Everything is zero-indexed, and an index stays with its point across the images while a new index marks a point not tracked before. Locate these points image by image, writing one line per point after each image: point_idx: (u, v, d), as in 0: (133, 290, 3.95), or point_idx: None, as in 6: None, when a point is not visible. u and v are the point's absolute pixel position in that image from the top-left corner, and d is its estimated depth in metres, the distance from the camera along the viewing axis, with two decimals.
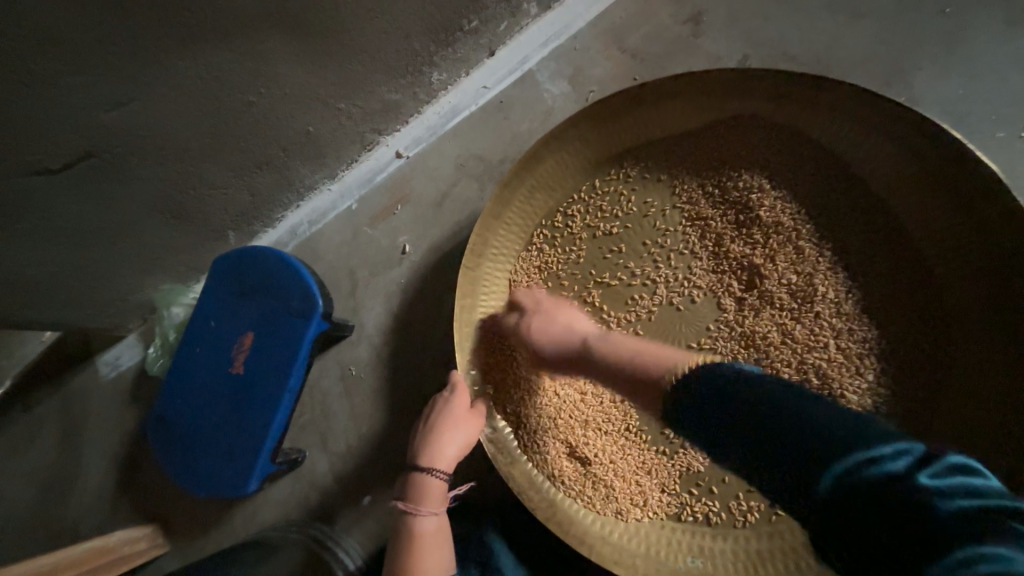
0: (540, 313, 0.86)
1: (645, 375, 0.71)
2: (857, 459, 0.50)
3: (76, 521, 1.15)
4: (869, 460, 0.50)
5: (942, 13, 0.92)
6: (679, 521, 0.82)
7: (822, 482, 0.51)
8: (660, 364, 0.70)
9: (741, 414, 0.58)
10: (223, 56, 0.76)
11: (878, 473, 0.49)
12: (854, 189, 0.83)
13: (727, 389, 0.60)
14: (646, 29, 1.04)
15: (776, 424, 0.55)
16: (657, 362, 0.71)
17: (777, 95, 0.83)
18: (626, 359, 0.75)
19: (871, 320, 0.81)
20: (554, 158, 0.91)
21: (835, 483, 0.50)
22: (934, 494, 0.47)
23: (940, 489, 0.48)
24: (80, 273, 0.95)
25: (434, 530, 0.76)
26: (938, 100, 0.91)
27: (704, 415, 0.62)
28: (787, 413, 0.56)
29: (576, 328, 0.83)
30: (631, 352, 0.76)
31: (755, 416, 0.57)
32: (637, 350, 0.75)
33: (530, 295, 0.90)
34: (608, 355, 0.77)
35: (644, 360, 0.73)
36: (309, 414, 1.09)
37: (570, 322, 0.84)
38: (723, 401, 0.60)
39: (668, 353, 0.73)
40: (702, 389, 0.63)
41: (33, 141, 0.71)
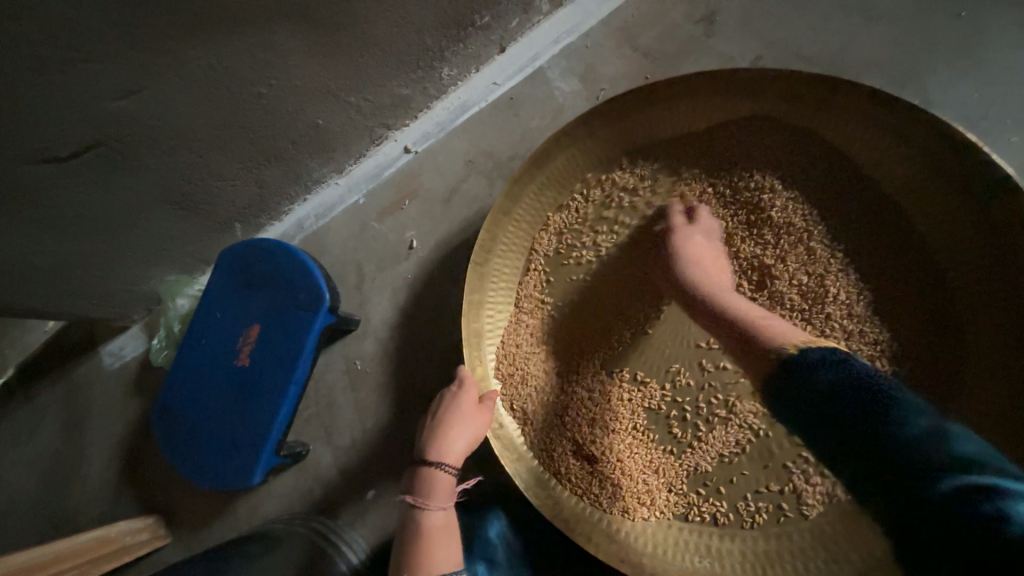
0: (698, 236, 0.85)
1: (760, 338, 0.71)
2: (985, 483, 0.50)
3: (77, 511, 1.15)
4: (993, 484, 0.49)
5: (957, 16, 0.92)
6: (686, 521, 0.82)
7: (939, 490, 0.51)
8: (780, 337, 0.70)
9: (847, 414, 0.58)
10: (235, 46, 0.76)
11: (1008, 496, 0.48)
12: (866, 192, 0.83)
13: (817, 376, 0.62)
14: (659, 28, 1.04)
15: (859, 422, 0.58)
16: (782, 334, 0.70)
17: (789, 97, 0.83)
18: (747, 314, 0.75)
19: (883, 323, 0.81)
20: (565, 155, 0.91)
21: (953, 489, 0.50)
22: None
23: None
24: (86, 263, 0.95)
25: (442, 524, 0.75)
26: (952, 104, 0.90)
27: (813, 405, 0.61)
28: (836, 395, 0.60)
29: (717, 278, 0.82)
30: (750, 314, 0.75)
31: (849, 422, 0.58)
32: (761, 316, 0.75)
33: (706, 218, 0.87)
34: (730, 309, 0.77)
35: (766, 327, 0.72)
36: (314, 408, 1.09)
37: (714, 263, 0.84)
38: (839, 403, 0.59)
39: (788, 330, 0.72)
40: (832, 374, 0.61)
41: (42, 128, 0.70)
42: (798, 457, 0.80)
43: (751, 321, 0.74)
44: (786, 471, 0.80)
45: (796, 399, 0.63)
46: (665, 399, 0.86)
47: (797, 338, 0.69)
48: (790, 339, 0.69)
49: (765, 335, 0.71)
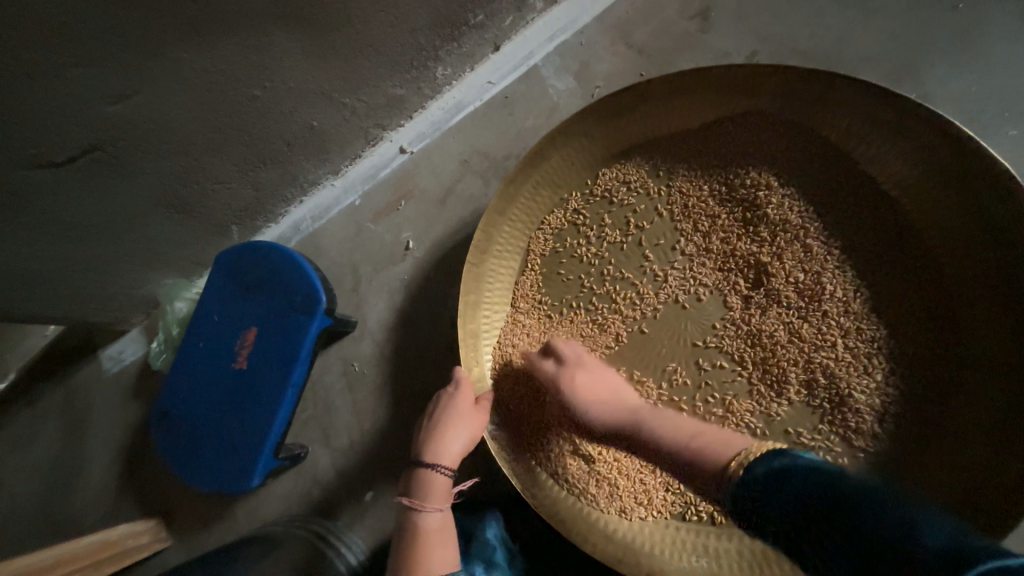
0: (580, 368, 0.83)
1: (709, 465, 0.69)
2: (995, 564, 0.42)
3: (79, 515, 1.15)
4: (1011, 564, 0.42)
5: (954, 8, 0.91)
6: (683, 520, 0.82)
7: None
8: (722, 450, 0.69)
9: (837, 521, 0.50)
10: (228, 49, 0.75)
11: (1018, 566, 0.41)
12: (863, 188, 0.82)
13: (790, 471, 0.58)
14: (653, 25, 1.03)
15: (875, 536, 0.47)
16: (719, 448, 0.69)
17: (785, 93, 0.82)
18: (688, 439, 0.74)
19: (880, 319, 0.81)
20: (560, 154, 0.91)
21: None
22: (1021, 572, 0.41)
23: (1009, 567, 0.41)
24: (84, 267, 0.95)
25: (439, 526, 0.75)
26: (949, 98, 0.90)
27: (763, 491, 0.59)
28: (822, 489, 0.53)
29: (625, 401, 0.81)
30: (683, 438, 0.74)
31: (844, 516, 0.50)
32: (693, 435, 0.74)
33: (568, 347, 0.86)
34: (665, 438, 0.77)
35: (701, 443, 0.72)
36: (312, 410, 1.09)
37: (610, 392, 0.82)
38: (792, 490, 0.56)
39: (722, 437, 0.72)
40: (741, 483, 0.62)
41: (38, 134, 0.70)
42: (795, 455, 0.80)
43: (688, 450, 0.73)
44: None
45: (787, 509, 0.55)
46: (662, 399, 0.85)
47: (737, 445, 0.69)
48: (731, 449, 0.68)
49: (707, 456, 0.70)
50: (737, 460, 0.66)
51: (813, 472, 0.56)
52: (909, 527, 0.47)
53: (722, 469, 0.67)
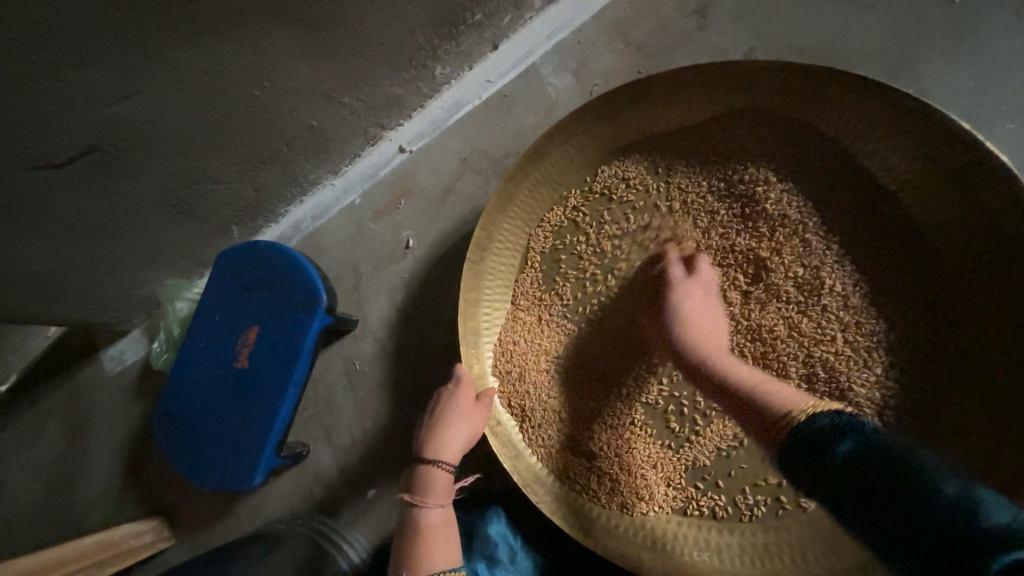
0: (698, 288, 0.84)
1: (767, 408, 0.67)
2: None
3: (82, 514, 1.15)
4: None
5: (951, 3, 0.91)
6: (685, 515, 0.82)
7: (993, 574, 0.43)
8: (786, 403, 0.66)
9: (871, 477, 0.52)
10: (226, 49, 0.75)
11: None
12: (861, 183, 0.83)
13: (847, 448, 0.56)
14: (652, 22, 1.03)
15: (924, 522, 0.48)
16: (787, 401, 0.67)
17: (783, 89, 0.82)
18: (751, 388, 0.72)
19: (879, 313, 0.81)
20: (558, 151, 0.91)
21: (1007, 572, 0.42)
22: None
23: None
24: (85, 268, 0.95)
25: (440, 522, 0.75)
26: (947, 92, 0.90)
27: (827, 461, 0.56)
28: (869, 462, 0.53)
29: (716, 338, 0.81)
30: (756, 380, 0.73)
31: (886, 486, 0.51)
32: (761, 380, 0.73)
33: (705, 265, 0.86)
34: (735, 379, 0.74)
35: (767, 390, 0.70)
36: (314, 409, 1.09)
37: (709, 319, 0.83)
38: (844, 461, 0.55)
39: (790, 392, 0.69)
40: (838, 435, 0.57)
41: (38, 135, 0.71)
42: None
43: (755, 390, 0.71)
44: None
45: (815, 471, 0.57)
46: (663, 394, 0.86)
47: (807, 402, 0.65)
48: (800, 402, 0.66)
49: (771, 404, 0.67)
50: (805, 411, 0.64)
51: (882, 460, 0.53)
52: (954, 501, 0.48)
53: (779, 416, 0.65)
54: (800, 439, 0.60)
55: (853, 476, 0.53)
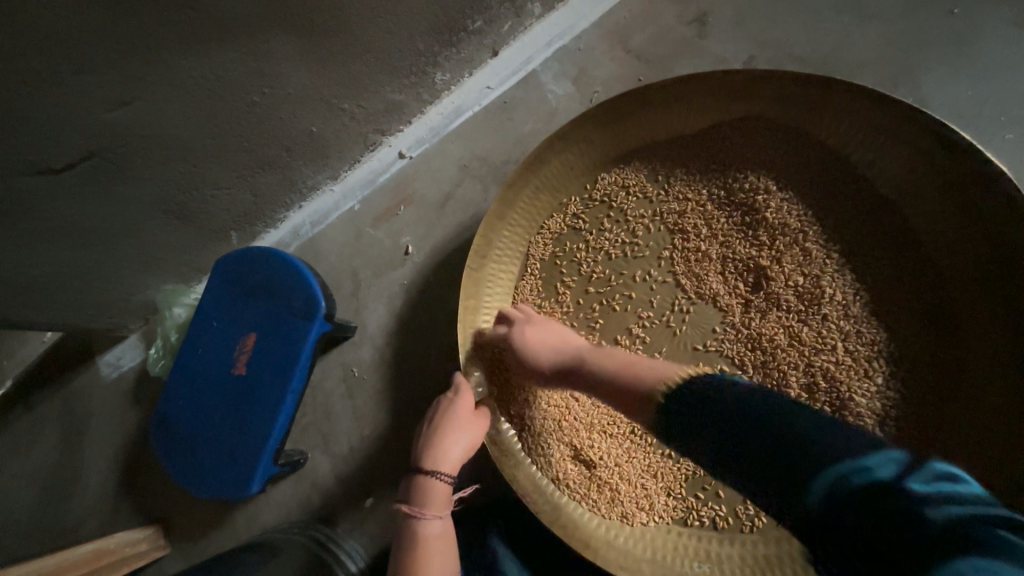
0: (529, 325, 0.84)
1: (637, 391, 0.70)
2: (845, 467, 0.49)
3: (77, 522, 1.14)
4: (858, 466, 0.49)
5: (950, 13, 0.91)
6: (685, 525, 0.81)
7: (811, 501, 0.50)
8: (646, 381, 0.69)
9: (743, 428, 0.56)
10: (226, 55, 0.75)
11: (860, 480, 0.48)
12: (860, 192, 0.83)
13: (723, 401, 0.59)
14: (652, 30, 1.03)
15: (780, 458, 0.53)
16: (649, 377, 0.70)
17: (784, 97, 0.82)
18: (616, 371, 0.74)
19: (880, 323, 0.81)
20: (558, 159, 0.91)
21: (824, 497, 0.49)
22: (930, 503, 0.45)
23: (929, 495, 0.46)
24: (82, 274, 0.94)
25: (439, 534, 0.75)
26: (946, 102, 0.90)
27: (699, 419, 0.61)
28: (737, 404, 0.58)
29: (569, 345, 0.81)
30: (616, 367, 0.74)
31: (768, 440, 0.54)
32: (623, 363, 0.74)
33: (519, 308, 0.88)
34: (600, 371, 0.76)
35: (632, 372, 0.72)
36: (312, 416, 1.08)
37: (553, 339, 0.82)
38: (720, 411, 0.59)
39: (654, 365, 0.72)
40: (734, 390, 0.60)
41: (37, 141, 0.70)
42: None
43: (618, 380, 0.73)
44: None
45: (706, 428, 0.60)
46: None
47: (665, 373, 0.69)
48: (660, 374, 0.69)
49: (636, 381, 0.71)
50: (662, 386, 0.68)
51: (748, 402, 0.57)
52: (822, 437, 0.52)
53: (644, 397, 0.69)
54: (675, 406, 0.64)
55: (722, 416, 0.58)
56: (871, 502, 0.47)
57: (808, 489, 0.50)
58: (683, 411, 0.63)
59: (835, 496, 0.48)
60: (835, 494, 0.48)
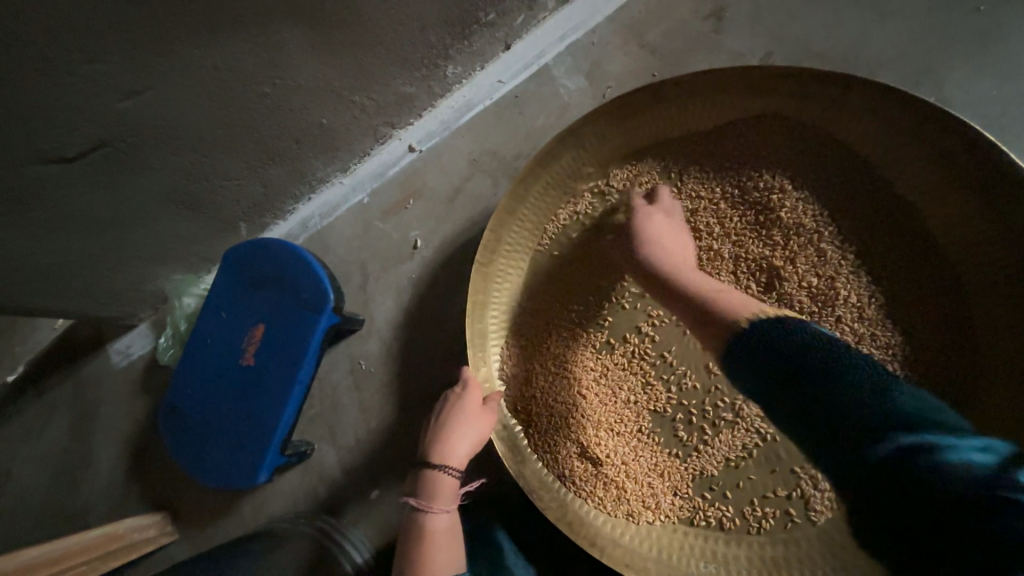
0: (658, 216, 0.86)
1: (716, 313, 0.69)
2: (920, 439, 0.52)
3: (87, 507, 1.16)
4: (938, 444, 0.51)
5: (975, 10, 0.89)
6: (691, 525, 0.81)
7: (870, 455, 0.54)
8: (736, 310, 0.68)
9: (798, 392, 0.58)
10: (238, 46, 0.75)
11: (952, 457, 0.50)
12: (878, 192, 0.81)
13: (794, 364, 0.58)
14: (667, 24, 1.02)
15: (830, 402, 0.56)
16: (741, 308, 0.67)
17: (801, 95, 0.81)
18: (700, 295, 0.73)
19: (895, 326, 0.80)
20: (570, 154, 0.90)
21: (882, 456, 0.53)
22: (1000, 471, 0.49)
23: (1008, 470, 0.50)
24: (93, 262, 0.95)
25: (445, 528, 0.75)
26: (968, 101, 0.88)
27: (774, 368, 0.60)
28: (818, 372, 0.57)
29: (676, 253, 0.82)
30: (712, 288, 0.74)
31: (818, 397, 0.56)
32: (718, 289, 0.73)
33: (663, 193, 0.88)
34: (689, 289, 0.75)
35: (722, 297, 0.71)
36: (319, 408, 1.09)
37: (679, 243, 0.84)
38: (788, 363, 0.59)
39: (744, 300, 0.71)
40: (778, 333, 0.61)
41: (49, 129, 0.70)
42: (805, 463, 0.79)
43: (712, 295, 0.72)
44: (793, 476, 0.79)
45: (766, 372, 0.61)
46: (671, 402, 0.85)
47: (755, 309, 0.68)
48: (750, 309, 0.67)
49: (724, 309, 0.69)
50: (748, 317, 0.66)
51: (822, 372, 0.57)
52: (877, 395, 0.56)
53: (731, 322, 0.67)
54: (751, 344, 0.63)
55: (805, 380, 0.57)
56: (934, 476, 0.50)
57: (875, 448, 0.53)
58: (752, 360, 0.62)
59: (894, 463, 0.52)
60: (896, 457, 0.52)
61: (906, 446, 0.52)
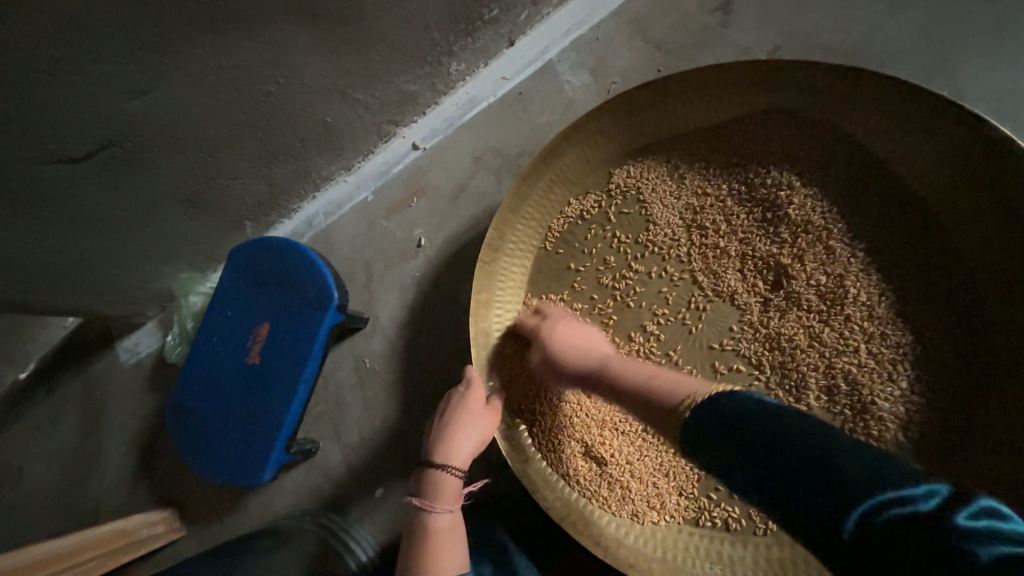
0: (561, 323, 0.84)
1: (656, 399, 0.67)
2: (880, 499, 0.44)
3: (97, 502, 1.17)
4: (892, 497, 0.43)
5: (991, 1, 0.87)
6: (697, 526, 0.80)
7: (845, 529, 0.45)
8: (677, 393, 0.65)
9: (758, 453, 0.52)
10: (242, 45, 0.75)
11: (904, 509, 0.42)
12: (889, 188, 0.80)
13: (738, 420, 0.55)
14: (673, 19, 1.00)
15: (809, 467, 0.48)
16: (675, 388, 0.66)
17: (810, 89, 0.79)
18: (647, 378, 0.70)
19: (906, 325, 0.78)
20: (574, 151, 0.89)
21: (856, 530, 0.44)
22: (967, 539, 0.40)
23: (977, 535, 0.40)
24: (101, 261, 0.96)
25: (449, 528, 0.75)
26: (985, 95, 0.86)
27: (712, 426, 0.57)
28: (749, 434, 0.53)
29: (598, 349, 0.80)
30: (644, 376, 0.71)
31: (788, 456, 0.50)
32: (653, 374, 0.71)
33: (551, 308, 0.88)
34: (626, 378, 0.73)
35: (661, 382, 0.68)
36: (323, 405, 1.09)
37: (589, 341, 0.82)
38: (722, 426, 0.56)
39: (685, 380, 0.67)
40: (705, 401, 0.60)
41: (56, 130, 0.71)
42: None
43: (646, 385, 0.69)
44: None
45: (722, 443, 0.56)
46: None
47: (694, 386, 0.65)
48: (687, 390, 0.64)
49: (664, 394, 0.66)
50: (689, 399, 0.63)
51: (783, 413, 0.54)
52: (825, 456, 0.48)
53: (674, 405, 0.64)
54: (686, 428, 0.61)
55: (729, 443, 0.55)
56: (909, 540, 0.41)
57: (844, 521, 0.45)
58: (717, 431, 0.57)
59: (875, 533, 0.43)
60: (877, 529, 0.43)
61: (874, 510, 0.43)
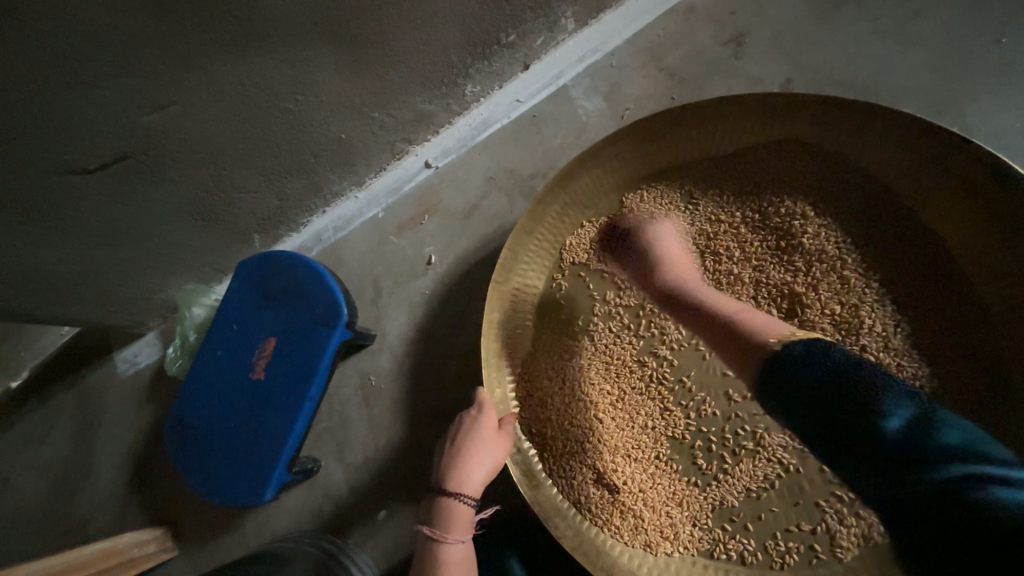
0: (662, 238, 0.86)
1: (746, 338, 0.67)
2: (974, 477, 0.51)
3: (86, 517, 1.14)
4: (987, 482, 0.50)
5: (997, 43, 0.90)
6: (711, 558, 0.79)
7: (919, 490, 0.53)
8: (767, 331, 0.67)
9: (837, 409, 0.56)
10: (266, 63, 0.76)
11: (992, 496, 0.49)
12: (902, 219, 0.81)
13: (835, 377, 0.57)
14: (686, 49, 1.03)
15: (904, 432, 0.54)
16: (765, 329, 0.67)
17: (825, 122, 0.81)
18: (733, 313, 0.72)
19: (921, 357, 0.78)
20: (589, 175, 0.90)
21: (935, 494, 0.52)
22: None
23: None
24: (106, 271, 0.95)
25: (460, 558, 0.73)
26: (992, 132, 0.88)
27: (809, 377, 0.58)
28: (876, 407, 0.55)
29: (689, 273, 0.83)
30: (732, 309, 0.73)
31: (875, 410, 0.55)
32: (738, 308, 0.73)
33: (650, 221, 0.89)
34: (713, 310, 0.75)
35: (748, 321, 0.70)
36: (327, 423, 1.07)
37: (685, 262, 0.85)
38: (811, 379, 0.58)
39: (772, 322, 0.69)
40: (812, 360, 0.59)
41: (73, 141, 0.71)
42: (832, 495, 0.78)
43: (731, 319, 0.71)
44: (818, 510, 0.78)
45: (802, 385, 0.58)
46: (689, 428, 0.84)
47: (782, 330, 0.66)
48: (773, 332, 0.66)
49: (751, 331, 0.68)
50: (778, 341, 0.64)
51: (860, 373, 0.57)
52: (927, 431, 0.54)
53: (760, 342, 0.66)
54: (775, 367, 0.61)
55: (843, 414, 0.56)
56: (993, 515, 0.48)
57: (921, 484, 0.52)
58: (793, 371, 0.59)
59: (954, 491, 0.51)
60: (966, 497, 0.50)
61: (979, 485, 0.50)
